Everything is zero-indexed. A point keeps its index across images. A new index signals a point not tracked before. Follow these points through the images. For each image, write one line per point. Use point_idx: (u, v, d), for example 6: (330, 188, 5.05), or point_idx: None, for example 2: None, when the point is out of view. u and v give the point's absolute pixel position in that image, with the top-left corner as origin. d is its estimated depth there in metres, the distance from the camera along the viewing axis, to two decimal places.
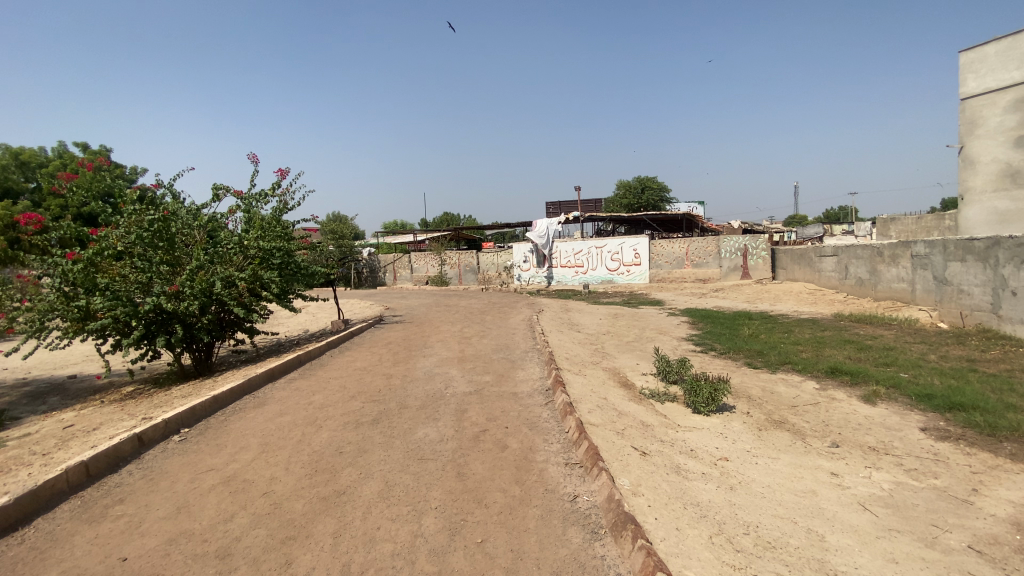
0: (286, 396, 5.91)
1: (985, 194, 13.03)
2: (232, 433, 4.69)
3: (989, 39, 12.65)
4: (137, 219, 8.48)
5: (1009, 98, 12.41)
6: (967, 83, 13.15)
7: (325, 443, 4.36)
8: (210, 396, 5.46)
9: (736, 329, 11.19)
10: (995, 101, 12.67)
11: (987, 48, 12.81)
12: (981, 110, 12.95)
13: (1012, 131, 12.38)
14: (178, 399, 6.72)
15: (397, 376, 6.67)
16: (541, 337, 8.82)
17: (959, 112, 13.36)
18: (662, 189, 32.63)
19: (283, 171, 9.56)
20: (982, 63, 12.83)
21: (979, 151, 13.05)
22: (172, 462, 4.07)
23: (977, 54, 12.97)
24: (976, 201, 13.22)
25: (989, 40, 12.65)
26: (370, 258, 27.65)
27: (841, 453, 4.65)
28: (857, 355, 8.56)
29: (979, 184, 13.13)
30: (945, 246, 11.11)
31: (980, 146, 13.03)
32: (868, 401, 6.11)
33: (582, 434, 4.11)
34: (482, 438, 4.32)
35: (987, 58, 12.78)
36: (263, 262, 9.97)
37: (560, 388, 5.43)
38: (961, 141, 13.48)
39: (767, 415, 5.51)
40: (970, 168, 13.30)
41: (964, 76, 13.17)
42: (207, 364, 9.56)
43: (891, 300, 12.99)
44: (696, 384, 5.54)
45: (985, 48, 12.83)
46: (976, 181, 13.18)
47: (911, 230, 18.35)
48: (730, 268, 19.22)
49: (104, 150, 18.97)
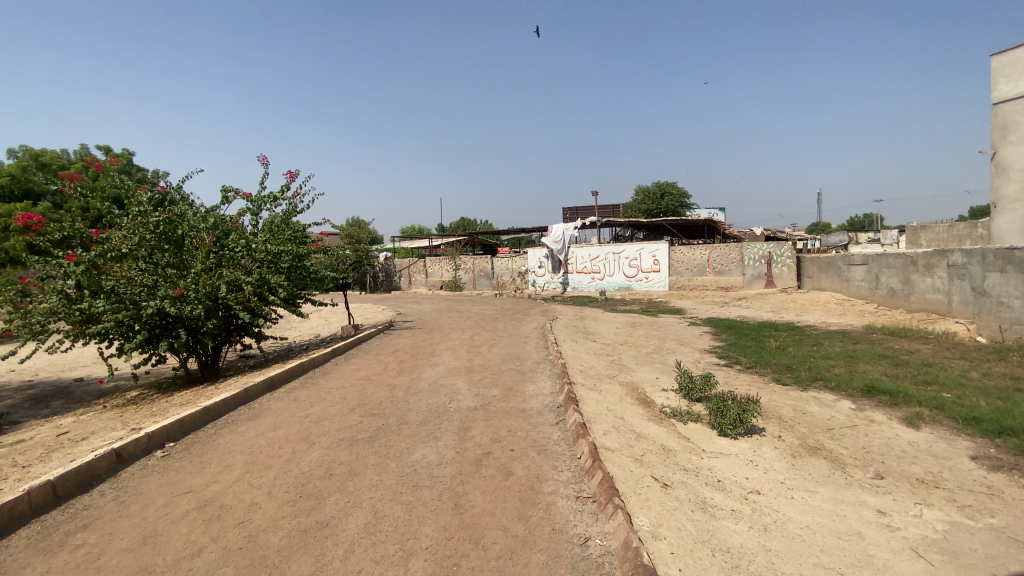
0: (282, 407, 5.60)
1: (1019, 202, 12.24)
2: (217, 450, 4.39)
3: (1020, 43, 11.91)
4: (141, 220, 8.32)
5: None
6: (998, 87, 12.41)
7: (316, 463, 4.02)
8: (202, 407, 5.18)
9: (761, 341, 10.61)
10: None
11: (1018, 51, 12.07)
12: (1013, 115, 12.20)
13: None
14: (174, 407, 6.48)
15: (401, 387, 6.31)
16: (555, 347, 8.39)
17: (991, 118, 12.61)
18: (682, 194, 32.00)
19: (291, 173, 9.35)
20: (1014, 67, 12.09)
21: (1012, 157, 12.28)
22: (148, 484, 3.77)
23: (1008, 58, 12.21)
24: (1010, 209, 12.42)
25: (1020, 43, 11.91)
26: (386, 263, 27.55)
27: (885, 486, 4.05)
28: (893, 371, 7.95)
29: (1012, 192, 12.35)
30: (983, 255, 10.40)
31: (1014, 153, 12.25)
32: (912, 424, 5.52)
33: (595, 461, 3.69)
34: (485, 463, 3.92)
35: (1018, 62, 12.03)
36: (271, 265, 9.70)
37: (573, 405, 5.01)
38: (993, 148, 12.72)
39: (801, 440, 5.01)
40: (1002, 175, 12.53)
41: (995, 80, 12.44)
42: (213, 370, 9.35)
43: (926, 312, 12.26)
44: (723, 403, 5.07)
45: (1016, 52, 12.09)
46: (1010, 189, 12.40)
47: (943, 239, 17.45)
48: (753, 276, 18.54)
49: (126, 153, 19.17)
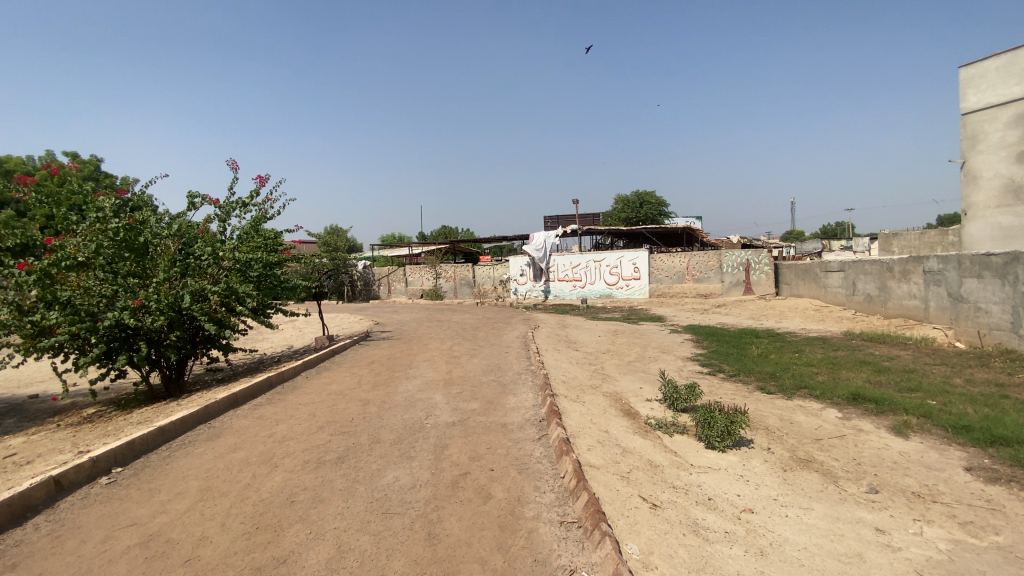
0: (245, 426, 5.23)
1: (989, 210, 12.50)
2: (170, 475, 4.02)
3: (989, 55, 12.26)
4: (99, 226, 7.76)
5: (1011, 113, 11.95)
6: (967, 98, 12.74)
7: (278, 489, 3.70)
8: (156, 427, 4.79)
9: (743, 348, 10.56)
10: (996, 117, 12.23)
11: (986, 63, 12.42)
12: (982, 125, 12.51)
13: (1014, 146, 11.92)
14: (131, 425, 6.04)
15: (374, 402, 5.98)
16: (536, 357, 8.15)
17: (960, 128, 12.92)
18: (660, 203, 32.27)
19: (261, 178, 8.98)
20: (982, 78, 12.43)
21: (981, 166, 12.56)
22: (87, 516, 3.40)
23: (977, 69, 12.56)
24: (980, 217, 12.66)
25: (988, 55, 12.26)
26: (364, 271, 27.02)
27: (882, 501, 3.90)
28: (876, 378, 7.91)
29: (981, 200, 12.61)
30: (959, 262, 10.54)
31: (983, 161, 12.52)
32: (901, 433, 5.42)
33: (580, 482, 3.44)
34: (462, 485, 3.64)
35: (987, 73, 12.36)
36: (240, 273, 9.26)
37: (556, 419, 4.76)
38: (963, 157, 13.00)
39: (791, 452, 4.83)
40: (972, 184, 12.79)
41: (965, 91, 12.77)
42: (178, 384, 8.86)
43: (902, 317, 12.39)
44: (710, 415, 4.89)
45: (985, 64, 12.44)
46: (979, 197, 12.66)
47: (914, 246, 17.86)
48: (732, 283, 18.62)
49: (95, 160, 18.46)
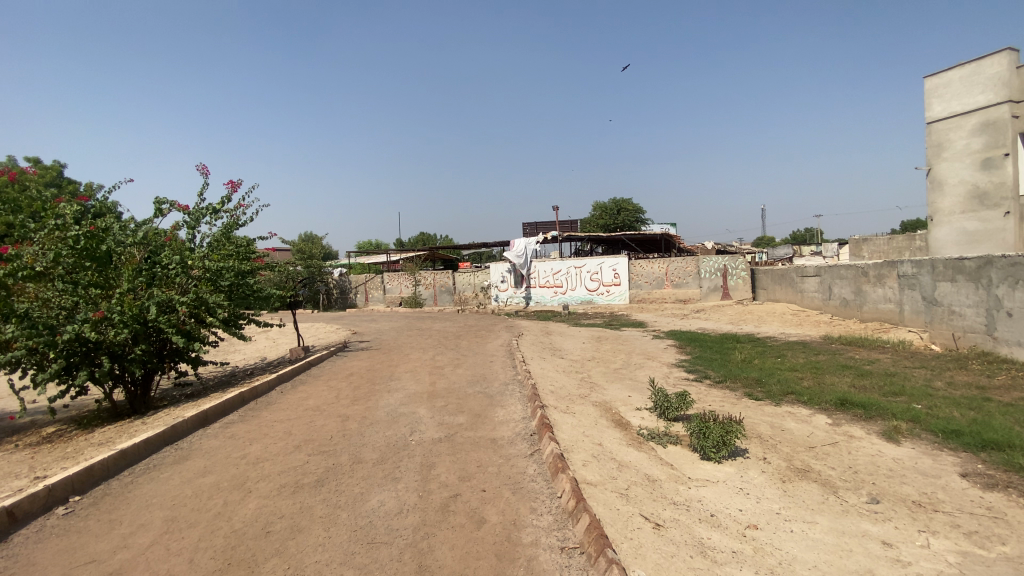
0: (216, 447, 4.88)
1: (954, 215, 12.84)
2: (134, 503, 3.66)
3: (953, 65, 12.65)
4: (58, 234, 7.25)
5: (974, 122, 12.31)
6: (932, 107, 13.15)
7: (252, 518, 3.40)
8: (118, 450, 4.40)
9: (727, 353, 10.55)
10: (960, 125, 12.59)
11: (951, 73, 12.82)
12: (947, 133, 12.89)
13: (978, 153, 12.28)
14: (91, 446, 5.61)
15: (354, 418, 5.68)
16: (522, 366, 7.94)
17: (926, 136, 13.31)
18: (638, 210, 32.56)
19: (233, 183, 8.62)
20: (946, 88, 12.86)
21: (946, 173, 12.92)
22: (41, 552, 3.02)
23: (942, 79, 12.98)
24: (946, 222, 13.00)
25: (953, 66, 12.65)
26: (340, 279, 26.53)
27: (884, 512, 3.82)
28: (860, 382, 7.93)
29: (946, 206, 12.96)
30: (933, 266, 10.77)
31: (948, 168, 12.86)
32: (892, 439, 5.39)
33: (579, 502, 3.25)
34: (453, 509, 3.40)
35: (951, 83, 12.77)
36: (209, 283, 8.84)
37: (548, 433, 4.56)
38: (928, 164, 13.37)
39: (787, 462, 4.72)
40: (937, 190, 13.15)
41: (930, 101, 13.18)
42: (143, 400, 8.36)
43: (878, 321, 12.60)
44: (704, 424, 4.75)
45: (950, 74, 12.84)
46: (944, 203, 13.01)
47: (884, 251, 18.25)
48: (710, 288, 18.70)
49: (58, 165, 17.72)
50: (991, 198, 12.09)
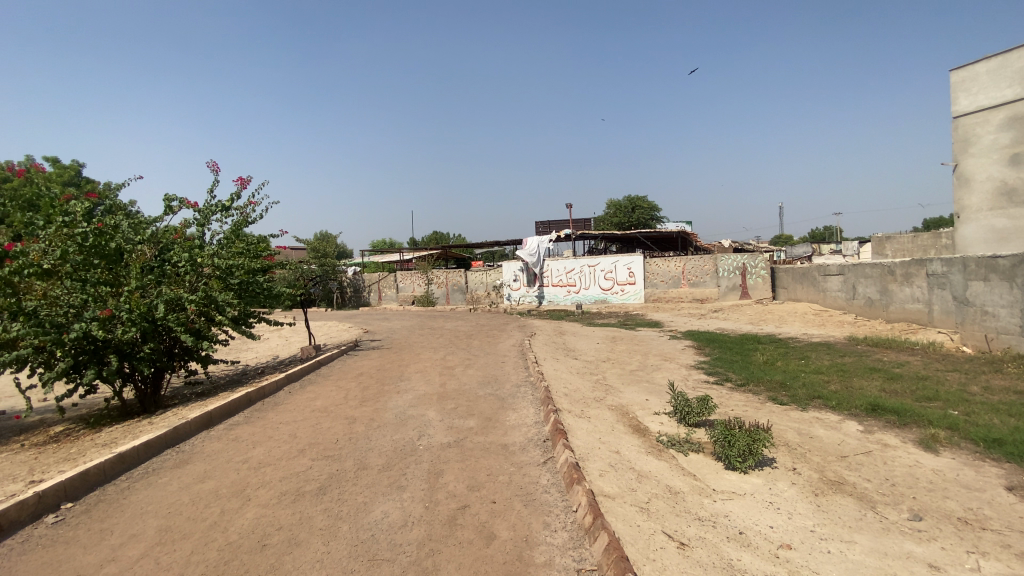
0: (218, 450, 4.71)
1: (981, 212, 12.26)
2: (127, 511, 3.50)
3: (978, 57, 12.07)
4: (66, 231, 7.18)
5: (1003, 116, 11.75)
6: (958, 101, 12.54)
7: (248, 529, 3.21)
8: (116, 454, 4.25)
9: (747, 355, 10.19)
10: (988, 119, 12.02)
11: (977, 66, 12.22)
12: (974, 128, 12.30)
13: (1006, 149, 11.72)
14: (95, 447, 5.51)
15: (362, 420, 5.50)
16: (535, 367, 7.68)
17: (952, 131, 12.72)
18: (652, 208, 32.05)
19: (243, 179, 8.50)
20: (974, 81, 12.21)
21: (973, 169, 12.34)
22: (24, 566, 2.86)
23: (967, 73, 12.36)
24: (973, 220, 12.42)
25: (978, 58, 12.07)
26: (354, 277, 26.57)
27: (928, 531, 3.52)
28: (890, 386, 7.54)
29: (974, 203, 12.38)
30: (965, 264, 10.26)
31: (976, 163, 12.29)
32: (930, 449, 5.04)
33: (597, 519, 3.00)
34: (460, 523, 3.18)
35: (978, 76, 12.15)
36: (220, 280, 8.72)
37: (562, 440, 4.32)
38: (955, 159, 12.77)
39: (819, 473, 4.41)
40: (964, 186, 12.57)
41: (955, 94, 12.57)
42: (153, 399, 8.30)
43: (905, 321, 12.11)
44: (729, 432, 4.46)
45: (975, 67, 12.24)
46: (972, 200, 12.43)
47: (908, 249, 17.62)
48: (728, 287, 18.27)
49: (75, 164, 17.82)
50: (1020, 194, 11.54)
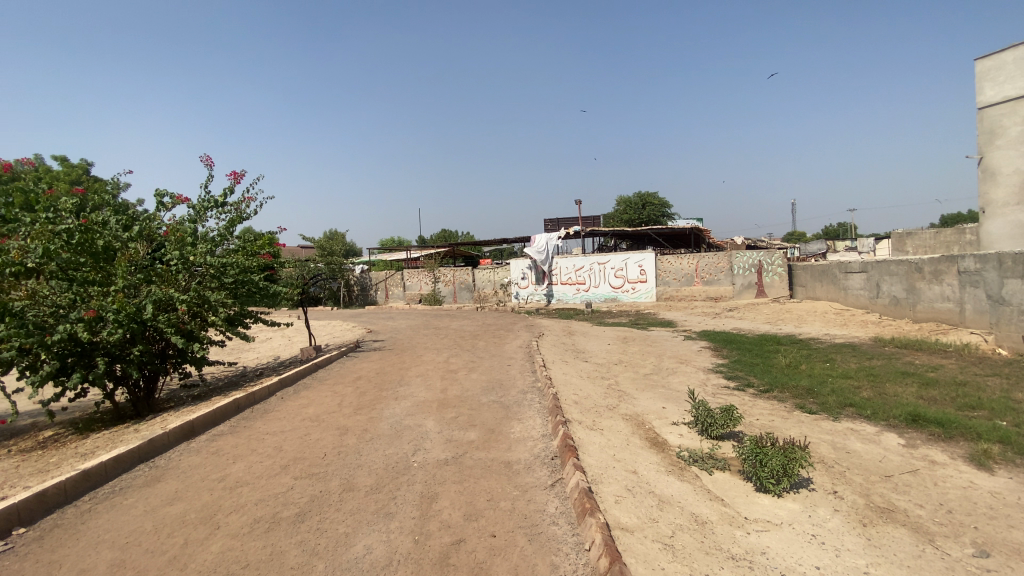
0: (195, 465, 4.31)
1: (1009, 207, 11.56)
2: (81, 541, 3.10)
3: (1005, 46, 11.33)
4: (49, 228, 6.83)
5: None
6: (983, 92, 11.80)
7: (211, 566, 2.78)
8: (80, 472, 3.86)
9: (768, 357, 9.64)
10: (1015, 110, 11.30)
11: (1004, 55, 11.48)
12: (1000, 119, 11.58)
13: None
14: (71, 457, 5.15)
15: (354, 431, 5.06)
16: (543, 371, 7.19)
17: (976, 124, 11.99)
18: (663, 205, 31.39)
19: (236, 174, 8.12)
20: (1000, 71, 11.48)
21: (1000, 162, 11.63)
22: None
23: (993, 62, 11.62)
24: (999, 215, 11.72)
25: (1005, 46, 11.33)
26: (361, 276, 26.27)
27: (998, 571, 2.99)
28: (927, 392, 6.95)
29: (1001, 197, 11.68)
30: (1000, 261, 9.62)
31: (1003, 157, 11.58)
32: (983, 467, 4.48)
33: (614, 563, 2.53)
34: (453, 563, 2.72)
35: (1005, 65, 11.42)
36: (213, 279, 8.30)
37: (572, 459, 3.85)
38: (979, 152, 12.06)
39: (864, 497, 3.89)
40: (990, 180, 11.86)
41: (980, 85, 11.84)
42: (146, 403, 7.92)
43: (934, 321, 11.44)
44: (761, 450, 3.95)
45: (1002, 56, 11.50)
46: (999, 194, 11.72)
47: (930, 245, 16.85)
48: (744, 285, 17.67)
49: (83, 163, 17.68)
50: None
